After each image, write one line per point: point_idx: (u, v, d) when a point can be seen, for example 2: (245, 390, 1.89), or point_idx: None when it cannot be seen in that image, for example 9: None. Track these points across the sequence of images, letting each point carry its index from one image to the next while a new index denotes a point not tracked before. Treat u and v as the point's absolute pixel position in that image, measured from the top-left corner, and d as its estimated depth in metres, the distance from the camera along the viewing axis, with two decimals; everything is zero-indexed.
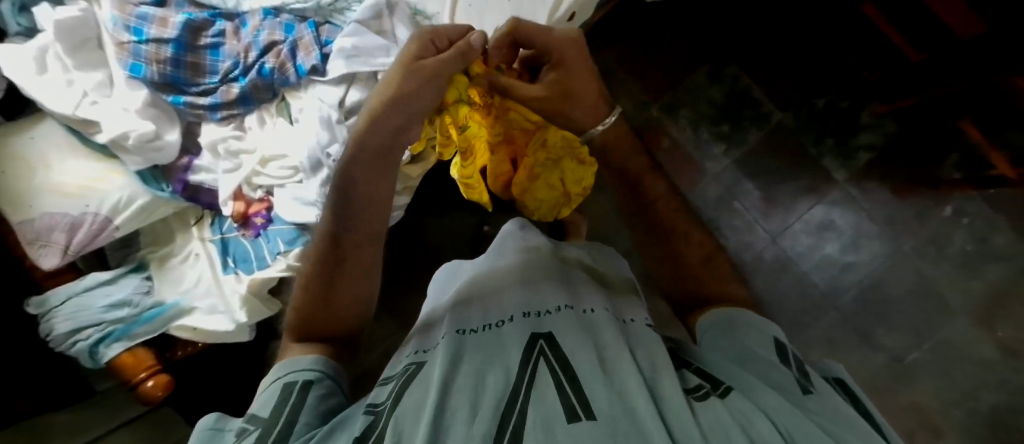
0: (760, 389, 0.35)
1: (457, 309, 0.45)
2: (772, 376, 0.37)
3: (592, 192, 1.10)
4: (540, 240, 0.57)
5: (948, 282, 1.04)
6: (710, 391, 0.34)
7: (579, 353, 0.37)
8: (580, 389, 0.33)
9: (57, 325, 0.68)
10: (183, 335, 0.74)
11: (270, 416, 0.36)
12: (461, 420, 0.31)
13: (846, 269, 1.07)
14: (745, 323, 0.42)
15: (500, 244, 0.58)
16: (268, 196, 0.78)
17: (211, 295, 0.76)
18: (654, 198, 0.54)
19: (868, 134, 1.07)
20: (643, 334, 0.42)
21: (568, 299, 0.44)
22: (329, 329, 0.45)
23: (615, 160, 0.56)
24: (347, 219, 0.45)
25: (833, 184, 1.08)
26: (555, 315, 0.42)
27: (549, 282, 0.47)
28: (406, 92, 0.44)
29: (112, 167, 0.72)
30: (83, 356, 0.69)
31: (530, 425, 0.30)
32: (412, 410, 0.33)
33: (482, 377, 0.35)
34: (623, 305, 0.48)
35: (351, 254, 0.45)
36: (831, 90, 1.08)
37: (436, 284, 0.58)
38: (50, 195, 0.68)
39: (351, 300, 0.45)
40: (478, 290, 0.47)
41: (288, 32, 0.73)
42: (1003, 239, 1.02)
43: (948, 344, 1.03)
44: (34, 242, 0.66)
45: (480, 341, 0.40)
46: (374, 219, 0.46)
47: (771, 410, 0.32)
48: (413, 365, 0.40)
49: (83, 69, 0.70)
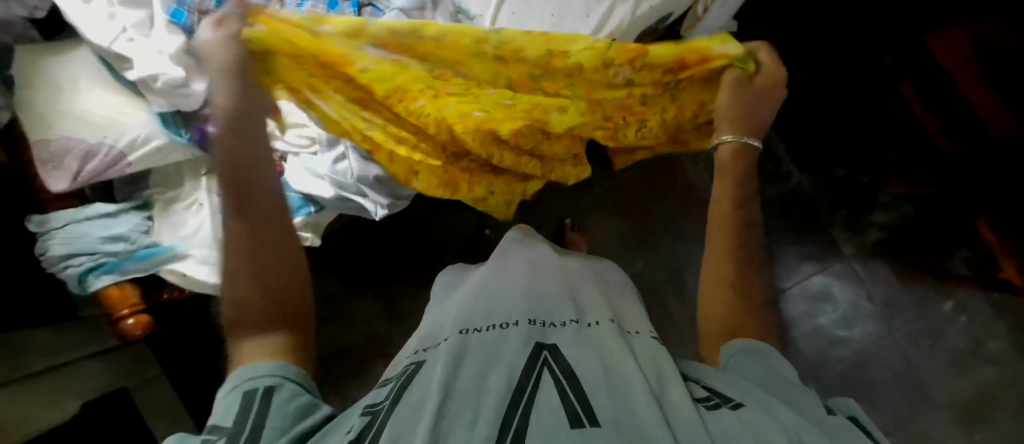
0: (772, 402, 0.33)
1: (463, 309, 0.46)
2: (789, 394, 0.35)
3: (598, 217, 1.10)
4: (549, 254, 0.57)
5: (935, 376, 1.03)
6: (720, 403, 0.34)
7: (582, 362, 0.37)
8: (584, 396, 0.33)
9: (53, 246, 0.69)
10: (171, 279, 0.75)
11: (234, 427, 0.33)
12: (462, 424, 0.31)
13: (836, 342, 1.06)
14: (759, 352, 0.40)
15: (505, 249, 0.59)
16: (281, 162, 0.78)
17: (207, 246, 0.76)
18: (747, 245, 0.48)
19: (883, 213, 1.07)
20: (646, 344, 0.42)
21: (573, 313, 0.45)
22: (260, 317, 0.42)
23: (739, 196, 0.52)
24: (241, 187, 0.44)
25: (838, 255, 1.08)
26: (558, 328, 0.43)
27: (552, 296, 0.48)
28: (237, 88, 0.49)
29: (136, 104, 0.73)
30: (72, 282, 0.69)
31: (533, 430, 0.30)
32: (410, 411, 0.32)
33: (485, 378, 0.35)
34: (627, 316, 0.49)
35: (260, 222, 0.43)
36: (853, 163, 1.09)
37: (440, 289, 0.59)
38: (73, 121, 0.70)
39: (283, 270, 0.43)
40: (486, 295, 0.47)
41: (330, 8, 0.73)
42: (999, 345, 1.03)
43: (925, 437, 1.01)
44: (48, 163, 0.68)
45: (484, 343, 0.40)
46: (272, 193, 0.45)
47: (787, 421, 0.31)
48: (412, 366, 0.40)
49: (130, 5, 0.71)
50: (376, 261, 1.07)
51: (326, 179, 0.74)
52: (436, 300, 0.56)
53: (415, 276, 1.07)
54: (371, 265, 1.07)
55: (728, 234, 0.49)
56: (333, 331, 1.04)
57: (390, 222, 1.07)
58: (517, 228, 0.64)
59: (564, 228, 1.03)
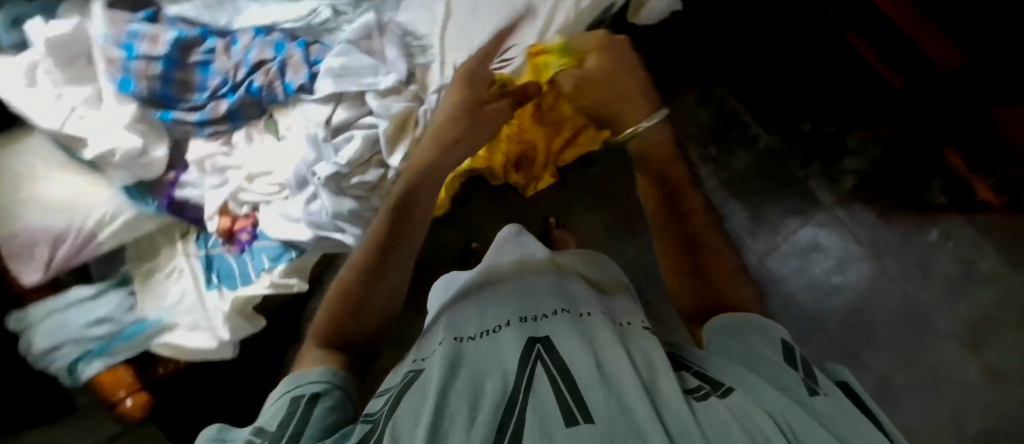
0: (760, 385, 0.34)
1: (457, 318, 0.46)
2: (776, 374, 0.36)
3: (580, 211, 1.10)
4: (541, 253, 0.58)
5: (933, 305, 1.05)
6: (709, 392, 0.34)
7: (576, 356, 0.37)
8: (577, 393, 0.32)
9: (35, 340, 0.67)
10: (162, 352, 0.73)
11: (279, 431, 0.33)
12: (459, 426, 0.30)
13: (833, 290, 1.07)
14: (752, 328, 0.42)
15: (499, 255, 0.60)
16: (254, 212, 0.78)
17: (195, 311, 0.75)
18: (693, 214, 0.51)
19: (853, 158, 1.09)
20: (638, 337, 0.42)
21: (564, 305, 0.46)
22: (358, 332, 0.45)
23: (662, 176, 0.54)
24: (404, 224, 0.50)
25: (819, 206, 1.09)
26: (551, 320, 0.43)
27: (544, 288, 0.49)
28: (459, 130, 0.59)
29: (98, 182, 0.72)
30: (62, 373, 0.68)
31: (528, 427, 0.30)
32: (408, 414, 0.32)
33: (480, 382, 0.35)
34: (620, 311, 0.49)
35: (391, 268, 0.47)
36: (817, 115, 1.10)
37: (437, 296, 0.60)
38: (33, 210, 0.68)
39: (388, 302, 0.47)
40: (483, 294, 0.50)
41: (277, 51, 0.75)
42: (988, 264, 1.05)
43: (936, 367, 1.03)
44: (18, 255, 0.66)
45: (478, 348, 0.40)
46: (417, 229, 0.51)
47: (773, 408, 0.31)
48: (410, 373, 0.40)
49: (73, 84, 0.71)
50: None
51: (302, 222, 0.73)
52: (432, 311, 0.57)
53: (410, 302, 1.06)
54: None
55: (664, 231, 0.52)
56: None
57: None
58: (509, 231, 0.66)
59: (550, 228, 1.04)
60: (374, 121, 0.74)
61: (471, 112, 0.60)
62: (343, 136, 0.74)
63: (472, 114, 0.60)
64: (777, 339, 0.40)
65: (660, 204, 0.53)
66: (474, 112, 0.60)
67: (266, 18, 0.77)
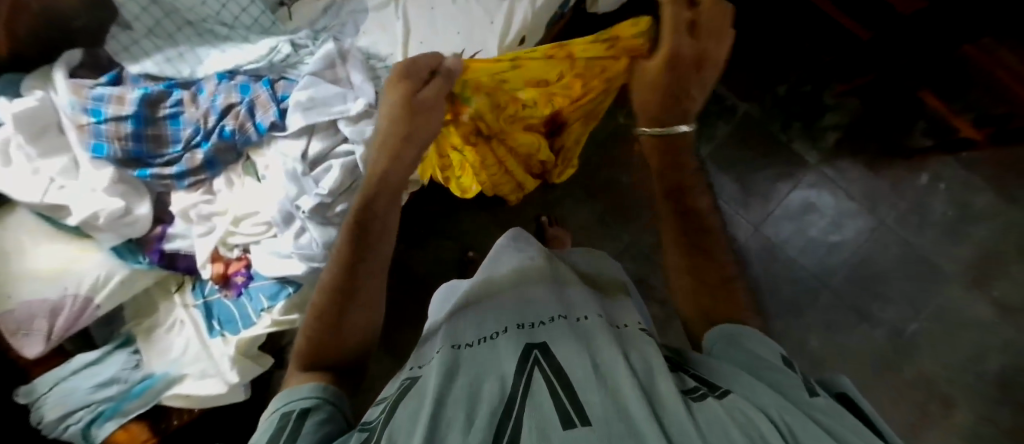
0: (758, 389, 0.34)
1: (456, 326, 0.46)
2: (775, 378, 0.37)
3: (570, 206, 1.10)
4: (536, 249, 0.57)
5: (934, 248, 1.05)
6: (707, 393, 0.34)
7: (573, 359, 0.37)
8: (575, 397, 0.32)
9: (46, 412, 0.68)
10: (176, 403, 0.74)
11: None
12: (456, 432, 0.31)
13: (832, 248, 1.07)
14: (749, 336, 0.43)
15: (496, 257, 0.58)
16: (246, 254, 0.78)
17: (201, 360, 0.75)
18: (699, 212, 0.54)
19: (833, 114, 1.09)
20: (637, 337, 0.41)
21: (562, 309, 0.45)
22: (336, 354, 0.46)
23: (675, 165, 0.57)
24: (370, 237, 0.51)
25: (807, 166, 1.09)
26: (548, 325, 0.42)
27: (541, 290, 0.48)
28: (404, 135, 0.57)
29: (88, 246, 0.72)
30: (77, 438, 0.69)
31: (525, 431, 0.30)
32: (406, 423, 0.32)
33: (477, 389, 0.35)
34: (617, 311, 0.48)
35: (365, 275, 0.49)
36: (790, 76, 1.10)
37: (436, 305, 0.60)
38: (26, 284, 0.68)
39: (360, 325, 0.47)
40: (478, 300, 0.49)
41: (243, 93, 0.75)
42: (984, 200, 1.04)
43: (945, 310, 1.03)
44: (17, 332, 0.67)
45: (476, 355, 0.40)
46: (385, 239, 0.52)
47: (770, 408, 0.32)
48: (407, 381, 0.40)
49: (47, 156, 0.72)
50: None
51: (294, 257, 0.74)
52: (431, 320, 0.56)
53: (414, 319, 1.06)
54: None
55: (671, 225, 0.53)
56: None
57: None
58: (508, 234, 0.62)
59: (544, 226, 1.04)
60: (350, 148, 0.74)
61: (417, 107, 0.57)
62: (321, 168, 0.74)
63: (418, 109, 0.57)
64: (777, 352, 0.40)
65: (666, 193, 0.56)
66: (425, 109, 0.57)
67: (228, 62, 0.78)
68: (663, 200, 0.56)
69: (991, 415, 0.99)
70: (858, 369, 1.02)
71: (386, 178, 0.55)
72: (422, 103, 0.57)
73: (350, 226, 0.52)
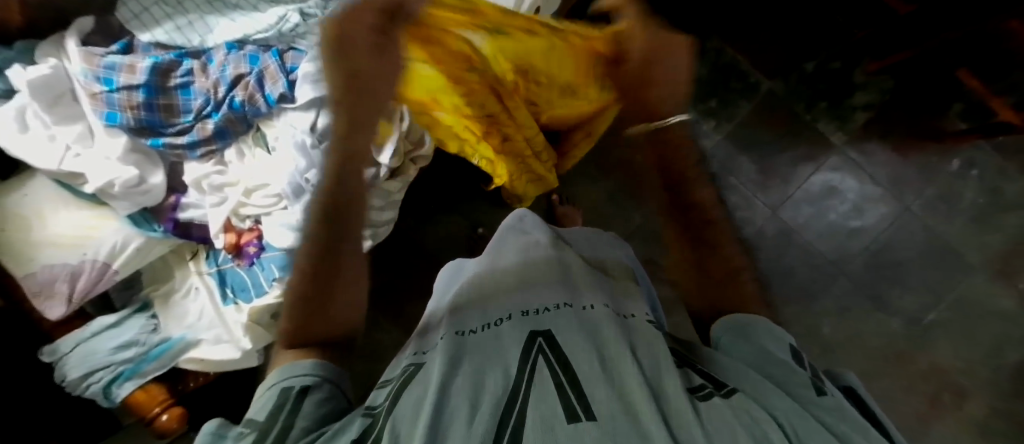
0: (764, 389, 0.34)
1: (457, 309, 0.45)
2: (783, 378, 0.36)
3: (581, 184, 1.08)
4: (542, 231, 0.56)
5: (960, 237, 1.01)
6: (714, 392, 0.33)
7: (579, 351, 0.36)
8: (580, 390, 0.32)
9: (70, 370, 0.71)
10: (192, 367, 0.76)
11: (267, 422, 0.36)
12: (460, 421, 0.31)
13: (853, 234, 1.04)
14: (760, 328, 0.41)
15: (500, 240, 0.57)
16: (258, 225, 0.79)
17: (215, 326, 0.77)
18: (699, 202, 0.49)
19: (863, 93, 1.04)
20: (644, 331, 0.41)
21: (567, 296, 0.44)
22: (327, 334, 0.44)
23: (667, 153, 0.49)
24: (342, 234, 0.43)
25: (831, 148, 1.05)
26: (554, 313, 0.42)
27: (548, 280, 0.47)
28: (368, 120, 0.41)
29: (104, 213, 0.74)
30: (98, 397, 0.72)
31: (529, 424, 0.30)
32: (410, 411, 0.32)
33: (481, 377, 0.35)
34: (622, 298, 0.48)
35: (341, 276, 0.44)
36: (819, 52, 1.05)
37: (441, 284, 0.58)
38: (47, 248, 0.70)
39: (344, 313, 0.45)
40: (481, 285, 0.48)
41: (253, 64, 0.75)
42: (1017, 188, 1.00)
43: (966, 300, 1.00)
44: (39, 294, 0.69)
45: (480, 342, 0.40)
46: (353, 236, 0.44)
47: (777, 413, 0.31)
48: (411, 367, 0.40)
49: (63, 123, 0.73)
50: (380, 290, 1.07)
51: None
52: (434, 300, 0.56)
53: (422, 294, 1.07)
54: (378, 295, 1.07)
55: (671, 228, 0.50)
56: (363, 367, 1.04)
57: (380, 250, 1.07)
58: (515, 214, 0.61)
59: (553, 205, 1.03)
60: None
61: (364, 89, 0.40)
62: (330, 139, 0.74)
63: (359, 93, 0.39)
64: (786, 344, 0.40)
65: (665, 191, 0.50)
66: (381, 88, 0.41)
67: (236, 31, 0.77)
68: (659, 188, 0.51)
69: (1005, 409, 0.97)
70: (871, 356, 1.00)
71: (347, 147, 0.41)
72: (374, 79, 0.40)
73: (320, 215, 0.42)
